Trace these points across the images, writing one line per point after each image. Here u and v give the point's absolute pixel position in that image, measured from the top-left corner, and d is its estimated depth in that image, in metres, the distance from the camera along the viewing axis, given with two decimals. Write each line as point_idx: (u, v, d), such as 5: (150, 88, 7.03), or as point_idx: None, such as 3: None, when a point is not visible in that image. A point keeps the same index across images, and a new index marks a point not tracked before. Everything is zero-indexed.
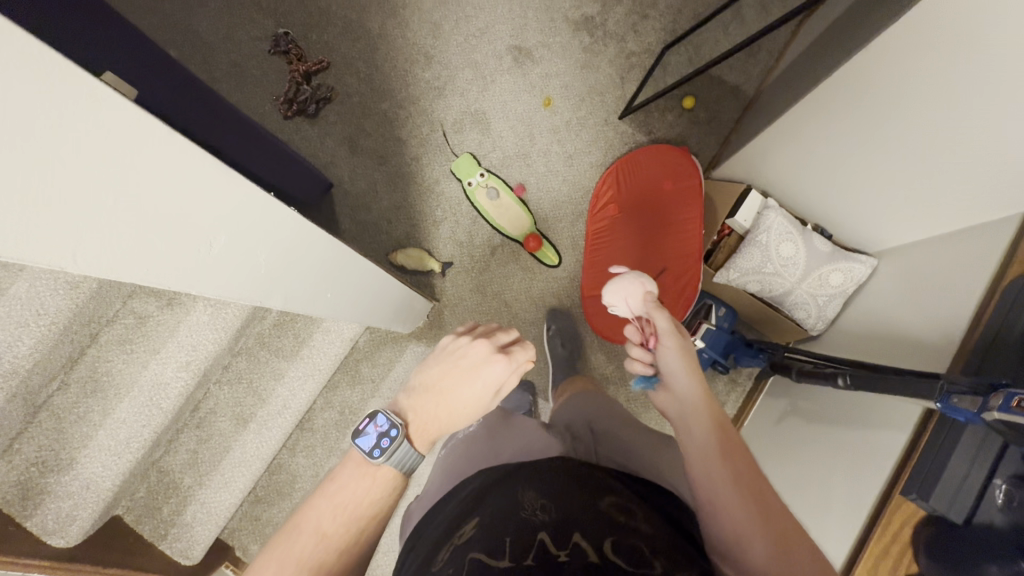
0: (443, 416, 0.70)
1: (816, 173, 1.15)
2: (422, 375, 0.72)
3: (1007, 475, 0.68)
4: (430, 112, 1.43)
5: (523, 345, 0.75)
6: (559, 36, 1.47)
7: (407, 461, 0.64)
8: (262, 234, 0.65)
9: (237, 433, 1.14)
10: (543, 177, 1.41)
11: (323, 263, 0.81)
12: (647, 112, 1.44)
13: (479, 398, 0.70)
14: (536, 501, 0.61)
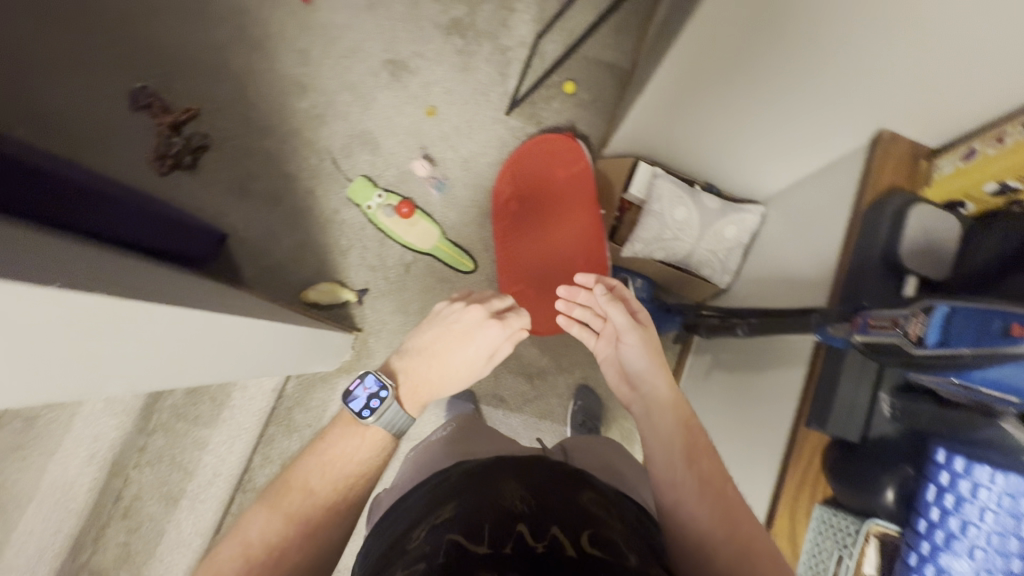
0: (432, 377, 0.82)
1: (703, 120, 1.13)
2: (420, 339, 0.84)
3: (891, 388, 0.74)
4: (315, 141, 1.39)
5: (517, 313, 0.89)
6: (432, 43, 1.46)
7: (395, 424, 0.73)
8: (180, 341, 0.73)
9: (169, 513, 1.08)
10: (444, 186, 1.40)
11: (242, 347, 0.90)
12: (533, 103, 1.45)
13: (471, 360, 0.83)
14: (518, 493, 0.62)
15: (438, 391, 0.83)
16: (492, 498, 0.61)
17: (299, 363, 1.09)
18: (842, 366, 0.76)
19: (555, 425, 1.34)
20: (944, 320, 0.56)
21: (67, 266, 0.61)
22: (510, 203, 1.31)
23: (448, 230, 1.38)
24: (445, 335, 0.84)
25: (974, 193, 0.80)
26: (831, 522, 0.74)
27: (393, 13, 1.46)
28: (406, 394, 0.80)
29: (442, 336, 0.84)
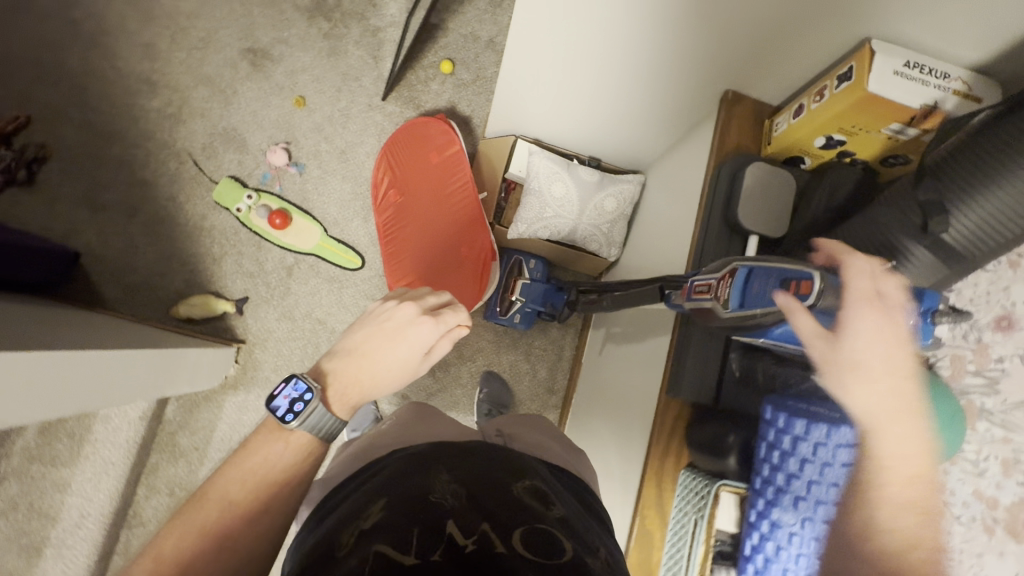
0: (364, 382, 0.65)
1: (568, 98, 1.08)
2: (344, 341, 0.66)
3: (738, 347, 0.76)
4: (173, 143, 1.28)
5: (456, 305, 0.70)
6: (294, 28, 1.36)
7: (325, 427, 0.58)
8: None
9: (34, 564, 1.06)
10: (322, 181, 1.32)
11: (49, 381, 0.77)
12: (409, 85, 1.39)
13: (403, 363, 0.65)
14: (449, 482, 0.53)
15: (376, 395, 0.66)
16: (418, 487, 0.52)
17: (158, 388, 1.02)
18: (692, 332, 0.78)
19: (462, 416, 1.32)
20: (743, 279, 0.62)
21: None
22: (390, 195, 1.27)
23: (332, 227, 1.31)
24: (370, 335, 0.65)
25: (804, 146, 0.81)
26: (692, 487, 0.74)
27: None
28: (335, 397, 0.63)
29: (370, 334, 0.65)
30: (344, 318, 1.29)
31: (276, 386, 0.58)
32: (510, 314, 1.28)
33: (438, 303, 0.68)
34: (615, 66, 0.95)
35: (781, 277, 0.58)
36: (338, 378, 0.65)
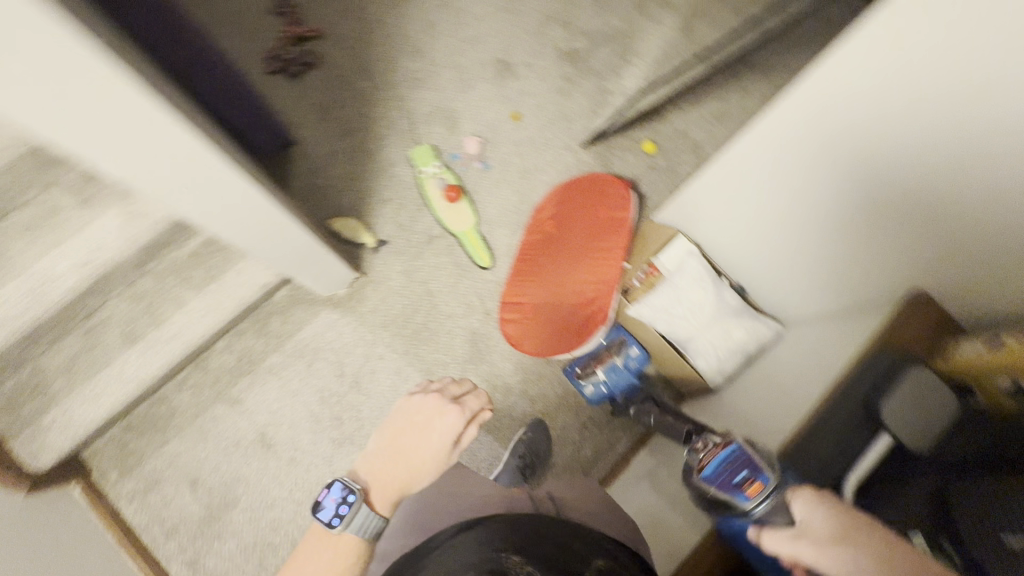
0: (399, 474, 0.83)
1: (751, 226, 1.11)
2: (378, 438, 0.86)
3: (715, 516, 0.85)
4: (405, 100, 1.48)
5: (476, 394, 0.86)
6: (544, 61, 1.54)
7: (365, 528, 0.78)
8: (167, 155, 0.70)
9: (122, 349, 1.15)
10: (496, 185, 1.45)
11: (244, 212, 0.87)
12: (609, 147, 1.50)
13: (437, 451, 0.82)
14: (523, 564, 0.67)
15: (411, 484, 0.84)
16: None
17: (294, 268, 1.12)
18: None
19: (494, 444, 1.31)
20: (725, 457, 0.79)
21: (142, 67, 0.67)
22: (546, 227, 1.37)
23: (482, 224, 1.42)
24: (403, 426, 0.85)
25: (985, 381, 0.76)
26: None
27: (522, 23, 1.56)
28: (376, 492, 0.83)
29: (405, 426, 0.85)
30: (448, 301, 1.38)
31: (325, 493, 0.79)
32: (585, 380, 1.27)
33: (461, 393, 0.87)
34: (773, 223, 1.05)
35: (745, 470, 0.75)
36: (377, 478, 0.84)
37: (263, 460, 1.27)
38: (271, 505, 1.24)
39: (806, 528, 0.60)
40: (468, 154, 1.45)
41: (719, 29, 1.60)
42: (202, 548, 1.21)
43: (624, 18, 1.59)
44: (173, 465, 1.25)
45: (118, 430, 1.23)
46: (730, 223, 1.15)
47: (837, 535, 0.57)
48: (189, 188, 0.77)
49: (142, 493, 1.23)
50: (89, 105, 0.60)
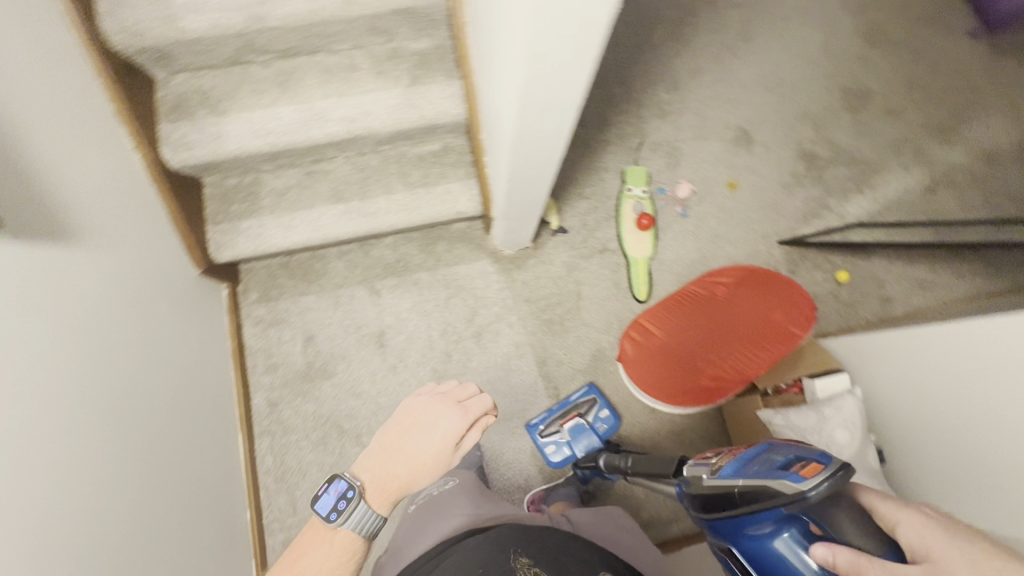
0: (400, 474, 0.79)
1: (914, 414, 1.10)
2: (380, 436, 0.83)
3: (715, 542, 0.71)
4: (643, 121, 1.54)
5: (480, 396, 0.85)
6: (781, 150, 1.55)
7: (363, 526, 0.74)
8: (551, 119, 0.73)
9: (326, 201, 1.25)
10: (686, 234, 1.46)
11: (537, 172, 0.90)
12: (802, 255, 1.48)
13: (438, 453, 0.79)
14: (529, 566, 0.79)
15: (409, 487, 0.80)
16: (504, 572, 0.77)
17: (510, 219, 1.15)
18: None
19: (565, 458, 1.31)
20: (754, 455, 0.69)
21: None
22: (714, 289, 1.29)
23: (655, 261, 1.43)
24: (408, 426, 0.82)
25: None
26: None
27: (779, 108, 1.58)
28: (373, 489, 0.78)
29: (409, 427, 0.82)
30: (591, 312, 1.40)
31: (321, 490, 0.76)
32: (545, 440, 1.28)
33: (464, 396, 0.85)
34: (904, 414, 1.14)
35: (791, 456, 0.64)
36: (377, 476, 0.80)
37: (370, 355, 1.34)
38: (357, 395, 1.31)
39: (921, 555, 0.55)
40: (676, 195, 1.47)
41: (963, 204, 1.54)
42: (285, 398, 1.30)
43: (875, 150, 1.57)
44: (300, 317, 1.34)
45: (277, 263, 1.35)
46: (882, 393, 1.18)
47: (962, 562, 0.52)
48: (535, 157, 0.84)
49: (265, 326, 1.33)
50: (557, 80, 0.64)
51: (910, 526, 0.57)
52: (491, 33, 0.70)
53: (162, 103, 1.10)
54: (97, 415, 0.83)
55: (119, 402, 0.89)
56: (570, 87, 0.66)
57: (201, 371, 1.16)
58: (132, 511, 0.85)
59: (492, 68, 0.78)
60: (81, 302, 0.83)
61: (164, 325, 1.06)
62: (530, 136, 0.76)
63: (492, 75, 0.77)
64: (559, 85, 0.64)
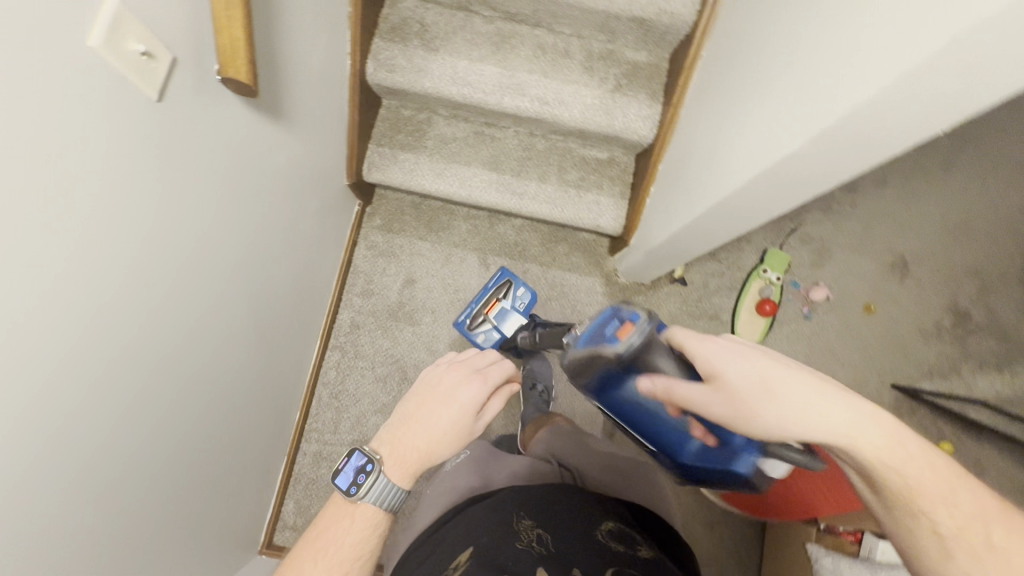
0: (421, 444, 0.71)
1: None
2: (399, 408, 0.74)
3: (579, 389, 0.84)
4: (804, 209, 1.46)
5: (500, 362, 0.79)
6: (934, 295, 1.44)
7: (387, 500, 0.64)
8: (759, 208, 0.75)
9: (481, 164, 1.26)
10: (802, 337, 1.38)
11: (711, 234, 0.90)
12: (910, 408, 1.38)
13: (459, 421, 0.72)
14: (532, 527, 0.73)
15: (430, 460, 0.71)
16: (506, 534, 0.71)
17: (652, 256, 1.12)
18: None
19: None
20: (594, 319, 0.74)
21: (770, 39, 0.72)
22: None
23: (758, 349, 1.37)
24: (423, 396, 0.74)
25: None
26: None
27: (949, 253, 1.47)
28: (391, 461, 0.68)
29: (424, 399, 0.74)
30: None
31: (340, 461, 0.66)
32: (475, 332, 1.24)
33: (485, 364, 0.78)
34: None
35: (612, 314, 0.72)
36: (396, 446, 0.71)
37: (456, 320, 1.35)
38: (429, 351, 1.33)
39: (715, 385, 0.59)
40: (809, 295, 1.40)
41: None
42: (367, 325, 1.33)
43: None
44: (409, 259, 1.37)
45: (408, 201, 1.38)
46: None
47: (755, 377, 0.57)
48: (728, 218, 0.80)
49: (376, 253, 1.36)
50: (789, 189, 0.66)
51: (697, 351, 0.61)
52: (769, 89, 0.66)
53: (385, 20, 1.12)
54: (241, 278, 0.86)
55: (257, 274, 0.92)
56: (823, 180, 0.62)
57: (315, 272, 1.20)
58: (230, 375, 0.89)
59: (736, 122, 0.74)
60: (270, 176, 0.87)
61: (310, 219, 1.10)
62: (730, 212, 0.78)
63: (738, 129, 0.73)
64: (816, 173, 0.60)
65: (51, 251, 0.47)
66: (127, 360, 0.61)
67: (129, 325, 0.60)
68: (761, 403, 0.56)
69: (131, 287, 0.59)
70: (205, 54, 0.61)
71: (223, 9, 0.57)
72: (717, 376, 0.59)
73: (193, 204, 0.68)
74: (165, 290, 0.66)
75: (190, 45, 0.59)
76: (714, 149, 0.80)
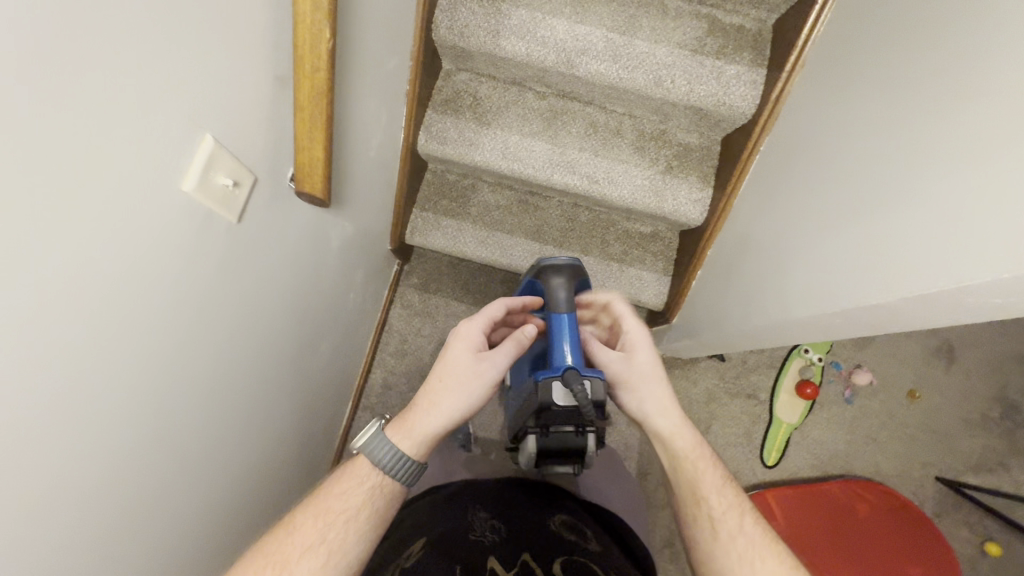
0: (425, 403, 0.66)
1: None
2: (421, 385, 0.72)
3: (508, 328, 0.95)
4: None
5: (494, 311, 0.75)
6: (982, 383, 1.40)
7: (382, 447, 0.61)
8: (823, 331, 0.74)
9: (523, 234, 1.25)
10: (842, 421, 1.34)
11: (765, 338, 0.88)
12: (954, 501, 1.33)
13: (456, 372, 0.67)
14: (488, 518, 0.76)
15: (440, 417, 0.65)
16: (462, 528, 0.73)
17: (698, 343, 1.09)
18: None
19: None
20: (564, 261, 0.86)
21: None
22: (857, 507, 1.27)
23: (797, 431, 1.33)
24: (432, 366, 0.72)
25: None
26: None
27: (997, 340, 1.43)
28: (397, 420, 0.66)
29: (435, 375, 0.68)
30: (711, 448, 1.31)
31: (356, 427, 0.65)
32: None
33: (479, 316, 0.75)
34: None
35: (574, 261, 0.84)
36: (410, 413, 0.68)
37: None
38: None
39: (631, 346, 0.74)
40: (851, 378, 1.35)
41: None
42: (399, 385, 1.32)
43: None
44: (445, 319, 1.36)
45: (446, 261, 1.37)
46: None
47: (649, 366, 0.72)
48: (796, 333, 0.78)
49: (412, 313, 1.35)
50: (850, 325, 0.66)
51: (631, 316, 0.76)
52: (873, 227, 0.63)
53: (438, 93, 1.13)
54: (288, 361, 0.85)
55: (304, 351, 0.92)
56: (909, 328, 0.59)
57: (355, 336, 1.19)
58: (273, 456, 0.88)
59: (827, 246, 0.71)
60: (324, 258, 0.87)
61: (357, 287, 1.10)
62: (789, 329, 0.77)
63: (831, 256, 0.70)
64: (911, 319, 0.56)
65: (126, 394, 0.46)
66: (187, 474, 0.60)
67: (191, 441, 0.59)
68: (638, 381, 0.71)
69: (194, 403, 0.58)
70: (281, 169, 0.62)
71: (308, 132, 0.58)
72: (637, 340, 0.73)
73: (252, 307, 0.67)
74: (222, 393, 0.65)
75: (270, 160, 0.58)
76: (801, 266, 0.77)
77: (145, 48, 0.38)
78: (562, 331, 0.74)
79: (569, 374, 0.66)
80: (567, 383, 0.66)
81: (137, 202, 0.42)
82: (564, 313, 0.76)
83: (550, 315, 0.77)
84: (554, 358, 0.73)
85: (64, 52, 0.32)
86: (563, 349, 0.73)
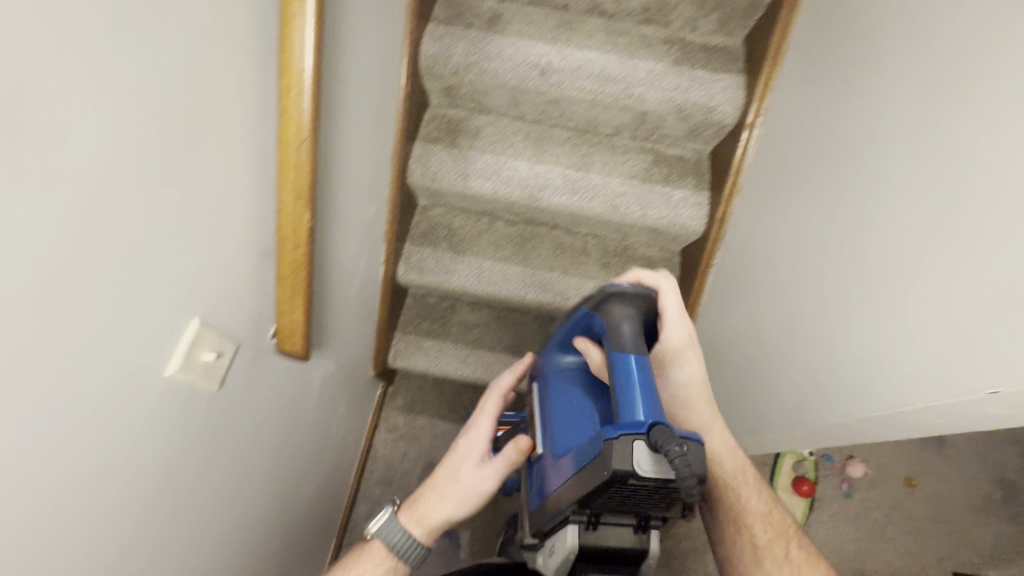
0: (430, 495, 0.70)
1: None
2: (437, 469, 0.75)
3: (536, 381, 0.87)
4: None
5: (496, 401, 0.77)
6: (978, 465, 1.38)
7: (394, 535, 0.67)
8: None
9: (504, 350, 1.28)
10: (846, 518, 1.30)
11: None
12: None
13: (459, 468, 0.71)
14: None
15: (441, 511, 0.69)
16: None
17: None
18: None
19: None
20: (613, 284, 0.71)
21: None
22: None
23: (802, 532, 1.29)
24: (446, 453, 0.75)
25: None
26: None
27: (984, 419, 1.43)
28: (408, 506, 0.70)
29: (453, 468, 0.71)
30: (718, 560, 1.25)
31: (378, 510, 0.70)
32: None
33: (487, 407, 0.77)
34: None
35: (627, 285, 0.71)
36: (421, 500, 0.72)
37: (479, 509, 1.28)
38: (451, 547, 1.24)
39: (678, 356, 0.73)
40: (846, 470, 1.33)
41: None
42: None
43: None
44: (432, 441, 1.33)
45: (430, 381, 1.38)
46: None
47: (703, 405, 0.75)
48: None
49: (397, 436, 1.33)
50: None
51: (673, 306, 0.71)
52: None
53: (415, 227, 1.22)
54: (269, 511, 0.83)
55: (287, 497, 0.90)
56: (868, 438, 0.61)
57: (339, 471, 1.15)
58: None
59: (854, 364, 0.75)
60: (307, 400, 0.88)
61: (339, 421, 1.09)
62: None
63: None
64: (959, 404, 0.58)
65: None
66: None
67: None
68: (691, 395, 0.76)
69: None
70: (263, 333, 0.65)
71: (287, 298, 0.62)
72: (688, 347, 0.73)
73: (230, 466, 0.68)
74: (189, 564, 0.62)
75: (251, 323, 0.62)
76: None
77: (131, 251, 0.44)
78: (632, 385, 0.59)
79: (659, 429, 0.51)
80: (654, 445, 0.50)
81: (106, 386, 0.44)
82: (634, 357, 0.62)
83: (615, 354, 0.64)
84: (622, 415, 0.58)
85: (53, 277, 0.37)
86: (636, 400, 0.58)
